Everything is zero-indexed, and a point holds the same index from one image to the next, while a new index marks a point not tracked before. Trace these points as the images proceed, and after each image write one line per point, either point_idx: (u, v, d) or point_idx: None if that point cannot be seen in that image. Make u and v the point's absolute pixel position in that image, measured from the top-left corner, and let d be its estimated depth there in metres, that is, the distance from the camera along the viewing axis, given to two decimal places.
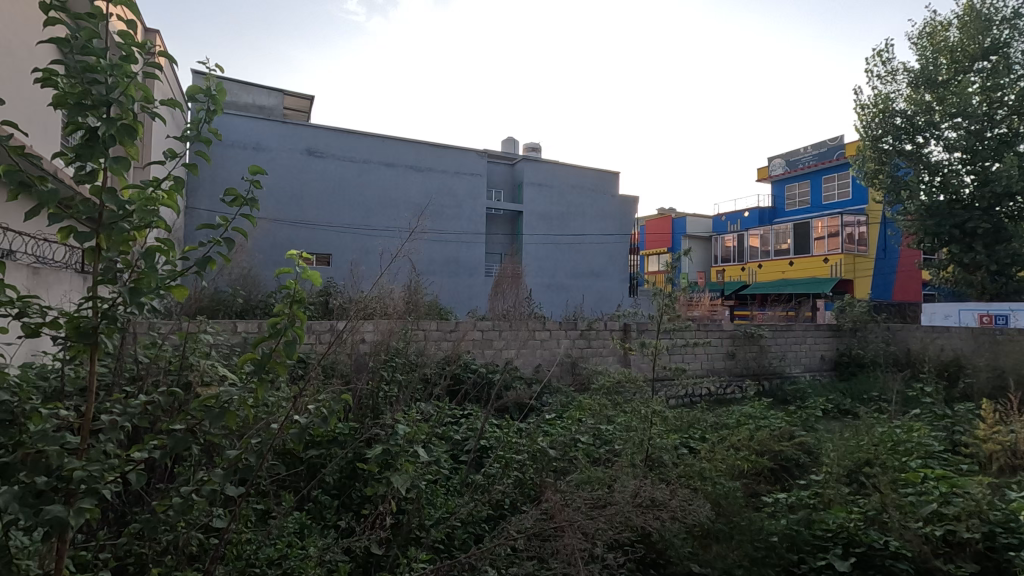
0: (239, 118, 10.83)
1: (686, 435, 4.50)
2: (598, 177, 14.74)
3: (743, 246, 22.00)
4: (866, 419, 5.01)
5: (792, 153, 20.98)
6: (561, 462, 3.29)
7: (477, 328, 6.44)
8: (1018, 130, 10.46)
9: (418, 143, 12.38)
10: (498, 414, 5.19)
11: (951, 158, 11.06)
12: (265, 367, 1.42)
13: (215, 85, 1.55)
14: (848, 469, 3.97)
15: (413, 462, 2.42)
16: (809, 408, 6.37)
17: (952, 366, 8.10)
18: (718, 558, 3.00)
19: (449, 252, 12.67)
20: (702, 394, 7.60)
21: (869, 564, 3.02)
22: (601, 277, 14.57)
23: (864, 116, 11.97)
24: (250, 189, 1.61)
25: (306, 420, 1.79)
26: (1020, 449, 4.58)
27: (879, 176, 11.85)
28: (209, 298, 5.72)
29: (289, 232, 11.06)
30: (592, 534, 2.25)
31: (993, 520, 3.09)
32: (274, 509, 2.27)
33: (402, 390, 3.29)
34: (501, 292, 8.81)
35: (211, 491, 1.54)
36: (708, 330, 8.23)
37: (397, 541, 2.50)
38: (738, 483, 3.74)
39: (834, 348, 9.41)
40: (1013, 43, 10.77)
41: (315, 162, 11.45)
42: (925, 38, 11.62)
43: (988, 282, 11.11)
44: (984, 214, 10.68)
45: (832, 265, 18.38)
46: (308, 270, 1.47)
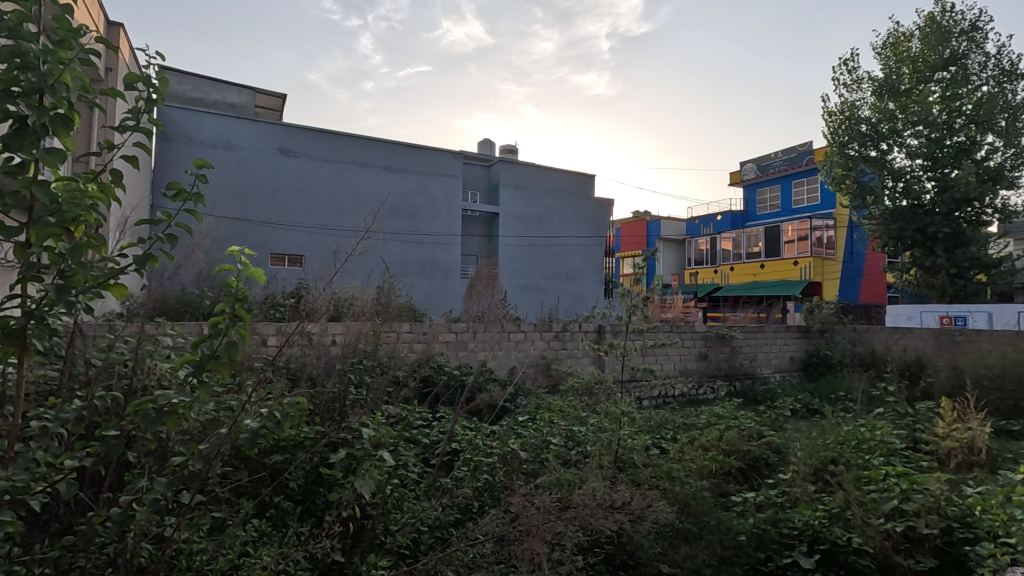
0: (208, 115, 10.54)
1: (657, 435, 4.50)
2: (573, 179, 14.81)
3: (716, 249, 22.36)
4: (831, 419, 5.11)
5: (763, 157, 21.40)
6: (531, 465, 3.26)
7: (451, 330, 6.42)
8: (975, 139, 10.88)
9: (393, 143, 12.26)
10: (470, 415, 5.14)
11: (913, 165, 11.43)
12: (205, 368, 1.36)
13: (158, 74, 1.47)
14: (813, 468, 4.02)
15: (380, 467, 2.29)
16: (778, 409, 6.47)
17: (913, 366, 8.38)
18: (687, 558, 3.02)
19: (425, 253, 12.55)
20: (674, 394, 7.68)
21: (834, 561, 3.08)
22: (577, 278, 14.63)
23: (831, 123, 12.27)
24: (194, 183, 1.54)
25: (259, 423, 1.72)
26: (976, 446, 4.77)
27: (846, 181, 12.17)
28: (175, 299, 5.57)
29: (260, 233, 10.82)
30: (558, 534, 2.23)
31: (951, 516, 3.18)
32: (231, 516, 2.18)
33: (370, 390, 3.21)
34: (476, 294, 8.79)
35: (152, 500, 1.48)
36: (681, 331, 8.29)
37: (359, 547, 2.45)
38: (706, 483, 3.75)
39: (804, 348, 9.61)
40: (970, 55, 11.22)
41: (287, 161, 11.24)
42: (889, 48, 11.99)
43: (948, 285, 11.48)
44: (944, 219, 11.08)
45: (802, 268, 18.80)
46: (252, 268, 1.41)
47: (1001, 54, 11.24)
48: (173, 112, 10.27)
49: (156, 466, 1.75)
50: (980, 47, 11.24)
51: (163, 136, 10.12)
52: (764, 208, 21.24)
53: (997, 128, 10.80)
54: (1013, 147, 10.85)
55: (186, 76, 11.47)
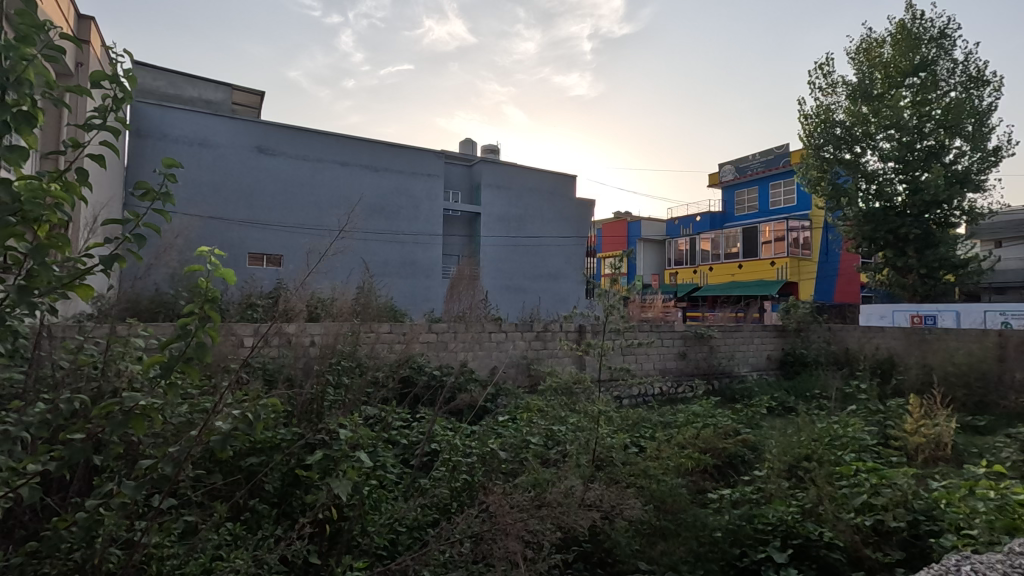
0: (184, 112, 10.36)
1: (635, 434, 4.55)
2: (555, 180, 14.85)
3: (695, 250, 22.65)
4: (806, 416, 5.23)
5: (741, 159, 21.74)
6: (510, 465, 3.27)
7: (432, 331, 6.39)
8: (944, 143, 11.21)
9: (374, 143, 12.16)
10: (450, 415, 5.14)
11: (885, 167, 11.70)
12: (174, 370, 1.34)
13: (126, 72, 1.44)
14: (787, 464, 4.11)
15: (358, 468, 2.28)
16: (756, 407, 6.59)
17: (885, 364, 8.59)
18: (663, 555, 3.05)
19: (406, 253, 12.48)
20: (653, 393, 7.77)
21: (807, 555, 3.15)
22: (558, 278, 14.68)
23: (807, 126, 12.52)
24: (163, 182, 1.51)
25: (231, 425, 1.71)
26: (943, 441, 4.94)
27: (821, 183, 12.44)
28: (149, 301, 5.46)
29: (237, 232, 10.66)
30: (533, 531, 2.25)
31: (917, 509, 3.28)
32: (204, 519, 2.15)
33: (349, 390, 3.19)
34: (457, 295, 8.79)
35: (120, 504, 1.46)
36: (661, 330, 8.37)
37: (336, 549, 2.44)
38: (684, 481, 3.80)
39: (780, 347, 9.78)
40: (940, 61, 11.54)
41: (265, 159, 11.07)
42: (861, 54, 12.27)
43: (918, 284, 11.78)
44: (915, 221, 11.39)
45: (778, 268, 19.08)
46: (223, 269, 1.40)
47: (968, 61, 11.59)
48: (147, 109, 10.06)
49: (125, 470, 1.73)
50: (948, 53, 11.57)
51: (136, 133, 9.91)
52: (742, 209, 21.58)
53: (964, 133, 11.16)
54: (979, 151, 11.22)
55: (160, 72, 11.25)
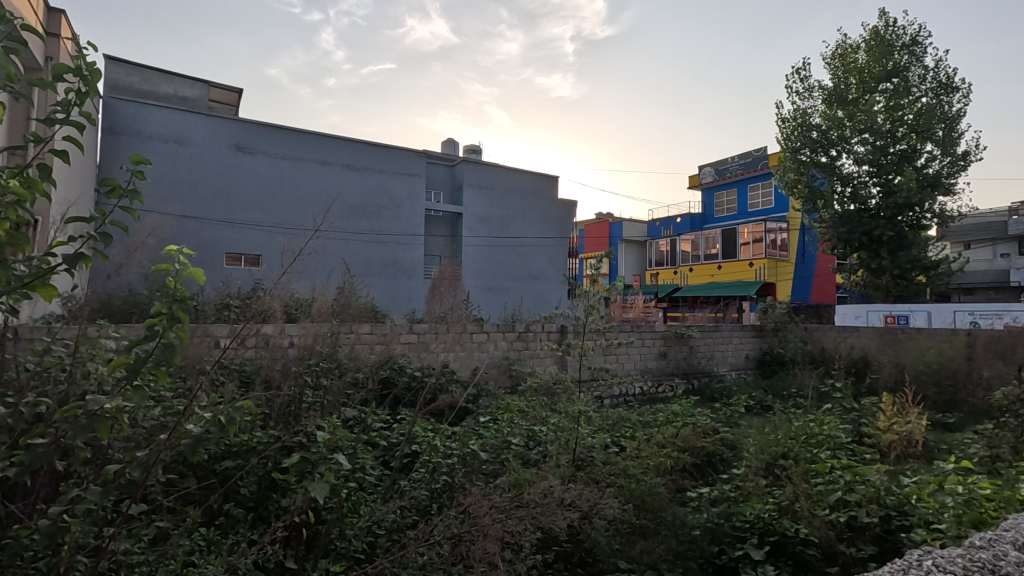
0: (159, 109, 10.15)
1: (615, 434, 4.56)
2: (537, 181, 14.88)
3: (675, 251, 22.90)
4: (783, 416, 5.32)
5: (720, 161, 22.04)
6: (491, 466, 3.26)
7: (413, 332, 6.36)
8: (916, 147, 11.49)
9: (355, 142, 12.04)
10: (430, 416, 5.11)
11: (860, 171, 11.96)
12: (140, 372, 1.32)
13: (90, 66, 1.40)
14: (765, 463, 4.18)
15: (336, 470, 2.24)
16: (734, 405, 6.70)
17: (860, 363, 8.78)
18: (643, 553, 3.07)
19: (387, 253, 12.39)
20: (633, 392, 7.83)
21: (783, 552, 3.19)
22: (541, 279, 14.70)
23: (784, 129, 12.75)
24: (131, 179, 1.47)
25: (203, 427, 1.68)
26: (914, 438, 5.06)
27: (798, 185, 12.70)
28: (122, 301, 5.33)
29: (214, 232, 10.48)
30: (511, 531, 2.25)
31: (889, 505, 3.35)
32: (177, 524, 2.11)
33: (328, 392, 3.15)
34: (439, 296, 8.77)
35: (85, 511, 1.42)
36: (642, 331, 8.44)
37: (314, 553, 2.41)
38: (663, 480, 3.81)
39: (758, 347, 9.94)
40: (911, 67, 11.84)
41: (243, 158, 10.89)
42: (837, 59, 12.51)
43: (892, 285, 12.03)
44: (888, 223, 11.66)
45: (756, 269, 19.33)
46: (192, 268, 1.37)
47: (938, 68, 11.90)
48: (121, 105, 9.84)
49: (92, 475, 1.68)
50: (919, 60, 11.87)
51: (109, 130, 9.69)
52: (722, 210, 21.87)
53: (935, 138, 11.46)
54: (949, 156, 11.53)
55: (134, 67, 11.01)
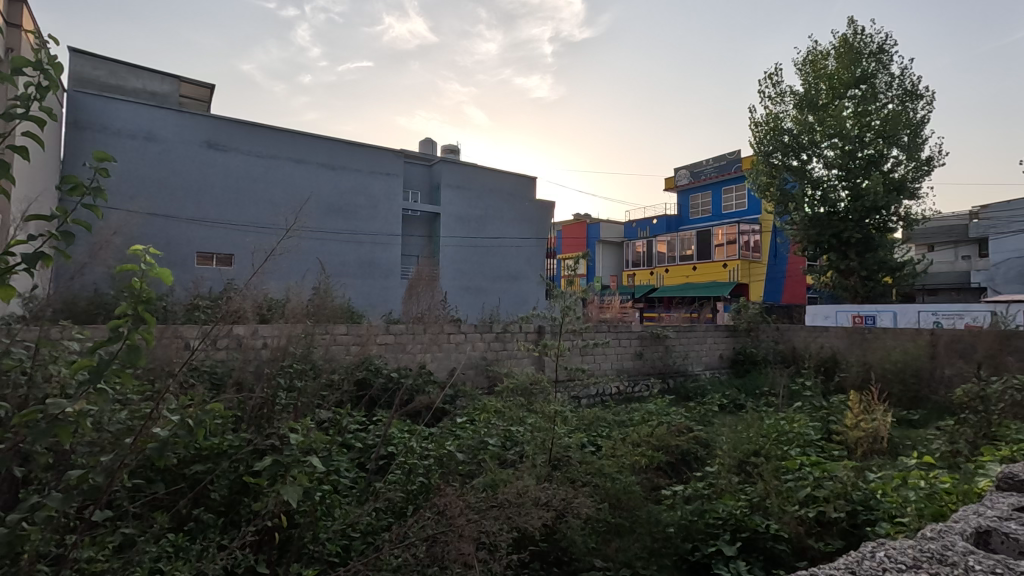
0: (127, 103, 9.87)
1: (591, 433, 4.59)
2: (515, 182, 14.89)
3: (652, 252, 23.18)
4: (755, 414, 5.44)
5: (696, 164, 22.39)
6: (468, 466, 3.26)
7: (389, 333, 6.30)
8: (882, 152, 11.85)
9: (331, 140, 11.89)
10: (407, 417, 5.10)
11: (829, 174, 12.28)
12: (103, 374, 1.29)
13: (51, 59, 1.36)
14: (737, 460, 4.27)
15: (309, 473, 2.21)
16: (707, 405, 6.80)
17: (829, 362, 9.01)
18: (618, 551, 3.09)
19: (364, 253, 12.28)
20: (609, 392, 7.89)
21: (754, 547, 3.26)
22: (518, 279, 14.72)
23: (757, 133, 13.03)
24: (95, 176, 1.43)
25: (170, 431, 1.65)
26: (879, 435, 5.21)
27: (771, 188, 12.98)
28: (87, 302, 5.17)
29: (184, 230, 10.25)
30: (487, 531, 2.25)
31: (855, 500, 3.44)
32: (143, 531, 2.07)
33: (302, 394, 3.11)
34: (416, 296, 8.72)
35: (46, 519, 1.37)
36: (618, 331, 8.52)
37: (287, 557, 2.38)
38: (638, 479, 3.85)
39: (731, 347, 10.12)
40: (878, 75, 12.20)
41: (215, 155, 10.66)
42: (808, 65, 12.83)
43: (860, 286, 12.34)
44: (856, 225, 11.98)
45: (730, 270, 19.67)
46: (159, 269, 1.34)
47: (904, 75, 12.28)
48: (87, 99, 9.55)
49: (54, 481, 1.63)
50: (886, 68, 12.25)
51: (74, 125, 9.40)
52: (697, 212, 22.23)
53: (901, 143, 11.83)
54: (914, 161, 11.90)
55: (100, 60, 10.68)
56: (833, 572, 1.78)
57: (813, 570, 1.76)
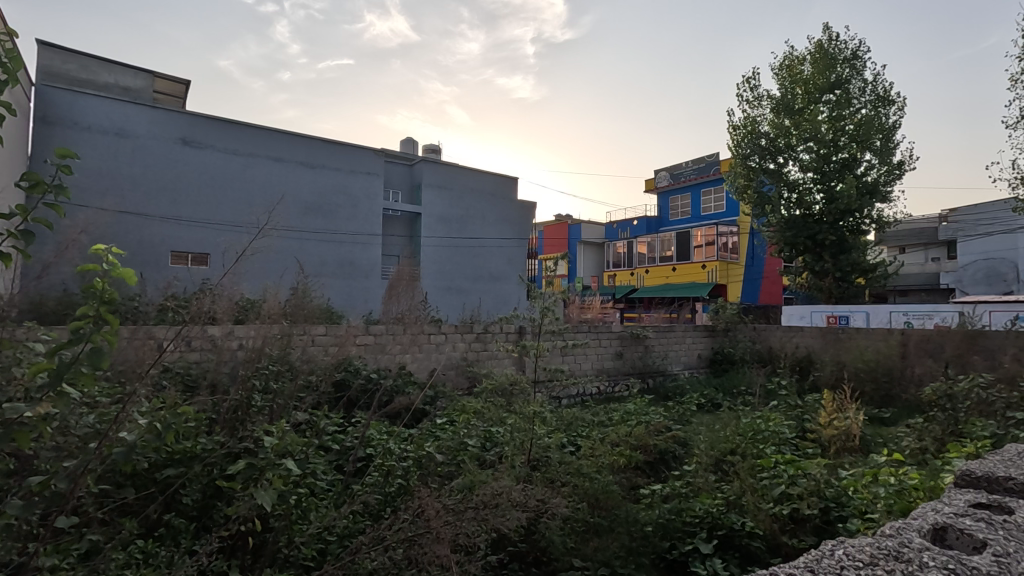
0: (98, 98, 9.62)
1: (570, 433, 4.61)
2: (497, 182, 14.88)
3: (632, 253, 23.38)
4: (732, 414, 5.51)
5: (675, 166, 22.67)
6: (447, 467, 3.27)
7: (369, 334, 6.25)
8: (856, 156, 12.11)
9: (310, 138, 11.75)
10: (386, 418, 5.07)
11: (805, 177, 12.53)
12: (64, 378, 1.27)
13: (10, 50, 1.31)
14: (714, 459, 4.33)
15: (284, 476, 2.18)
16: (685, 405, 6.89)
17: (804, 362, 9.19)
18: (597, 551, 3.10)
19: (344, 253, 12.16)
20: (589, 392, 7.94)
21: (730, 545, 3.30)
22: (500, 280, 14.72)
23: (735, 136, 13.25)
24: (56, 173, 1.39)
25: (137, 434, 1.64)
26: (852, 433, 5.32)
27: (748, 191, 13.22)
28: (57, 301, 5.05)
29: (158, 229, 10.03)
30: (464, 533, 2.25)
31: (828, 497, 3.52)
32: (111, 537, 2.02)
33: (279, 395, 3.06)
34: (396, 296, 8.66)
35: (6, 526, 1.33)
36: (599, 332, 8.57)
37: (261, 563, 2.34)
38: (617, 479, 3.88)
39: (709, 347, 10.27)
40: (852, 81, 12.48)
41: (190, 152, 10.45)
42: (785, 70, 13.06)
43: (835, 287, 12.58)
44: (831, 228, 12.23)
45: (709, 271, 19.94)
46: (124, 270, 1.31)
47: (877, 81, 12.57)
48: (56, 93, 9.29)
49: (16, 487, 1.58)
50: (860, 74, 12.52)
51: (42, 119, 9.13)
52: (676, 214, 22.50)
53: (874, 148, 12.10)
54: (886, 165, 12.18)
55: (71, 54, 10.40)
56: (792, 571, 1.71)
57: (771, 569, 1.70)
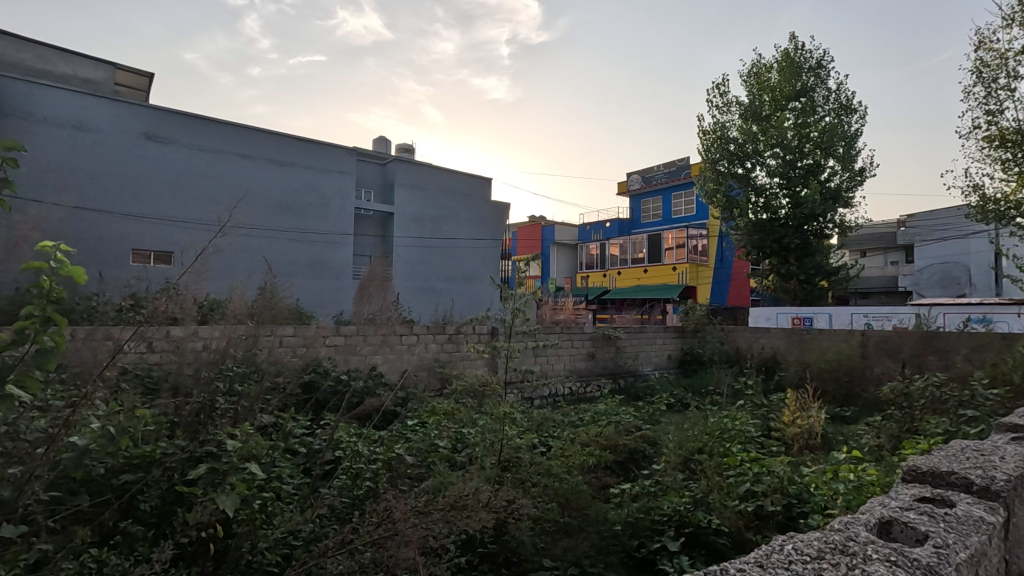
0: (55, 89, 9.24)
1: (541, 434, 4.64)
2: (470, 183, 14.84)
3: (605, 254, 23.63)
4: (700, 414, 5.61)
5: (647, 170, 23.00)
6: (417, 470, 3.25)
7: (339, 334, 6.15)
8: (820, 162, 12.47)
9: (279, 136, 11.51)
10: (356, 421, 5.01)
11: (772, 182, 12.86)
12: (8, 380, 1.22)
13: None
14: (682, 458, 4.41)
15: (248, 480, 2.12)
16: (655, 405, 6.98)
17: (769, 362, 9.43)
18: (567, 550, 3.12)
19: (314, 253, 11.95)
20: (561, 393, 8.00)
21: (697, 543, 3.35)
22: (473, 280, 14.68)
23: (705, 141, 13.53)
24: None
25: (88, 440, 1.59)
26: (814, 431, 5.47)
27: (717, 195, 13.52)
28: (8, 301, 4.82)
29: (119, 226, 9.69)
30: (432, 535, 2.23)
31: (790, 493, 3.61)
32: (62, 546, 1.93)
33: (244, 398, 2.98)
34: (368, 297, 8.56)
35: None
36: (571, 333, 8.62)
37: (224, 569, 2.27)
38: (587, 479, 3.91)
39: (679, 347, 10.44)
40: (817, 89, 12.86)
41: (154, 148, 10.12)
42: (753, 77, 13.38)
43: (799, 289, 12.93)
44: (796, 231, 12.57)
45: (679, 273, 20.28)
46: (72, 267, 1.27)
47: (840, 90, 12.98)
48: (8, 83, 8.88)
49: None
50: (824, 82, 12.91)
51: None
52: (648, 216, 22.82)
53: (836, 154, 12.48)
54: (848, 171, 12.58)
55: (25, 43, 9.95)
56: (742, 567, 1.73)
57: (722, 566, 1.71)
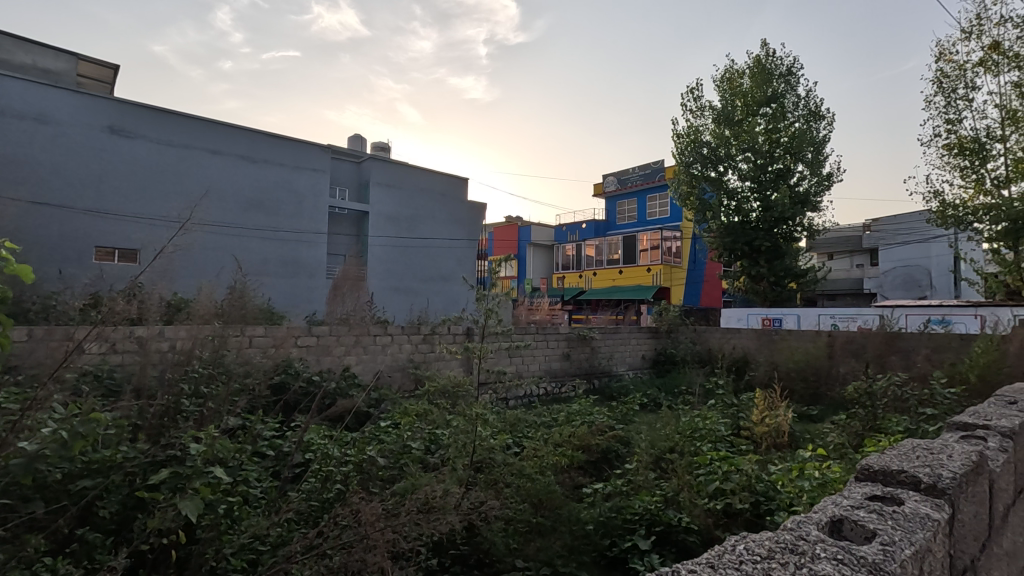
0: (12, 80, 8.88)
1: (515, 434, 4.64)
2: (446, 182, 14.76)
3: (581, 255, 23.78)
4: (672, 414, 5.68)
5: (622, 172, 23.23)
6: (389, 471, 3.21)
7: (311, 334, 6.05)
8: (790, 166, 12.77)
9: (251, 132, 11.27)
10: (327, 422, 4.93)
11: (743, 186, 13.12)
12: None
13: None
14: (653, 457, 4.47)
15: (212, 484, 2.08)
16: (628, 405, 7.05)
17: (740, 362, 9.61)
18: (538, 551, 3.13)
19: (286, 252, 11.76)
20: (536, 393, 8.02)
21: (668, 540, 3.39)
22: (448, 280, 14.62)
23: (679, 144, 13.74)
24: None
25: (39, 445, 1.54)
26: (782, 430, 5.58)
27: (690, 197, 13.74)
28: None
29: (81, 222, 9.40)
30: (402, 538, 2.21)
31: (758, 491, 3.68)
32: (12, 555, 1.85)
33: (210, 399, 2.91)
34: (341, 297, 8.46)
35: None
36: (546, 333, 8.64)
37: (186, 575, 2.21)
38: (560, 479, 3.92)
39: (653, 348, 10.57)
40: (787, 95, 13.16)
41: (119, 142, 9.81)
42: (725, 82, 13.63)
43: (769, 291, 13.23)
44: (766, 234, 12.84)
45: (654, 274, 20.53)
46: (18, 268, 1.22)
47: (809, 97, 13.31)
48: None
49: None
50: (794, 89, 13.22)
51: None
52: (623, 218, 23.04)
53: (805, 159, 12.79)
54: (816, 176, 12.90)
55: None
56: (695, 566, 1.73)
57: (676, 566, 1.70)
